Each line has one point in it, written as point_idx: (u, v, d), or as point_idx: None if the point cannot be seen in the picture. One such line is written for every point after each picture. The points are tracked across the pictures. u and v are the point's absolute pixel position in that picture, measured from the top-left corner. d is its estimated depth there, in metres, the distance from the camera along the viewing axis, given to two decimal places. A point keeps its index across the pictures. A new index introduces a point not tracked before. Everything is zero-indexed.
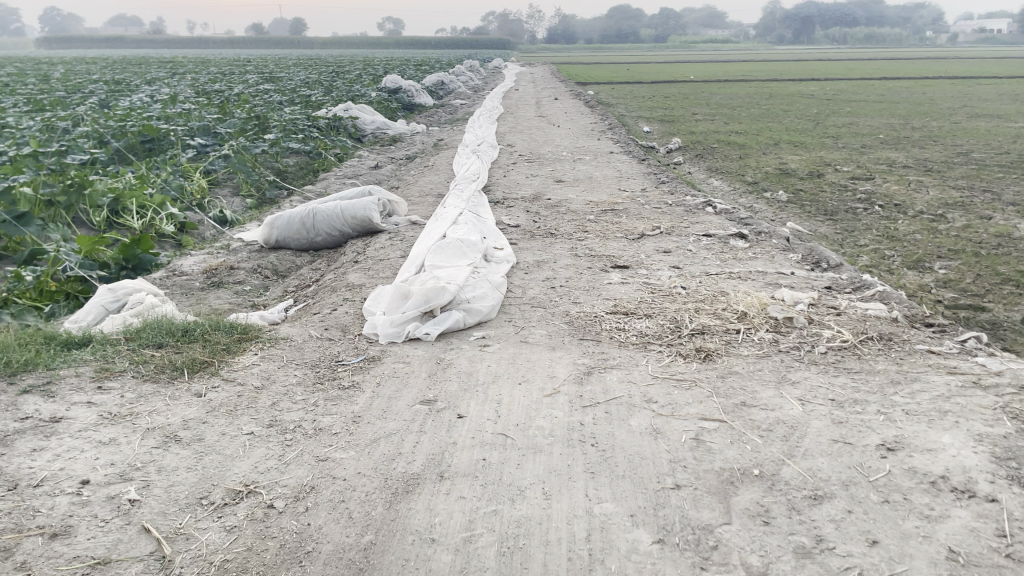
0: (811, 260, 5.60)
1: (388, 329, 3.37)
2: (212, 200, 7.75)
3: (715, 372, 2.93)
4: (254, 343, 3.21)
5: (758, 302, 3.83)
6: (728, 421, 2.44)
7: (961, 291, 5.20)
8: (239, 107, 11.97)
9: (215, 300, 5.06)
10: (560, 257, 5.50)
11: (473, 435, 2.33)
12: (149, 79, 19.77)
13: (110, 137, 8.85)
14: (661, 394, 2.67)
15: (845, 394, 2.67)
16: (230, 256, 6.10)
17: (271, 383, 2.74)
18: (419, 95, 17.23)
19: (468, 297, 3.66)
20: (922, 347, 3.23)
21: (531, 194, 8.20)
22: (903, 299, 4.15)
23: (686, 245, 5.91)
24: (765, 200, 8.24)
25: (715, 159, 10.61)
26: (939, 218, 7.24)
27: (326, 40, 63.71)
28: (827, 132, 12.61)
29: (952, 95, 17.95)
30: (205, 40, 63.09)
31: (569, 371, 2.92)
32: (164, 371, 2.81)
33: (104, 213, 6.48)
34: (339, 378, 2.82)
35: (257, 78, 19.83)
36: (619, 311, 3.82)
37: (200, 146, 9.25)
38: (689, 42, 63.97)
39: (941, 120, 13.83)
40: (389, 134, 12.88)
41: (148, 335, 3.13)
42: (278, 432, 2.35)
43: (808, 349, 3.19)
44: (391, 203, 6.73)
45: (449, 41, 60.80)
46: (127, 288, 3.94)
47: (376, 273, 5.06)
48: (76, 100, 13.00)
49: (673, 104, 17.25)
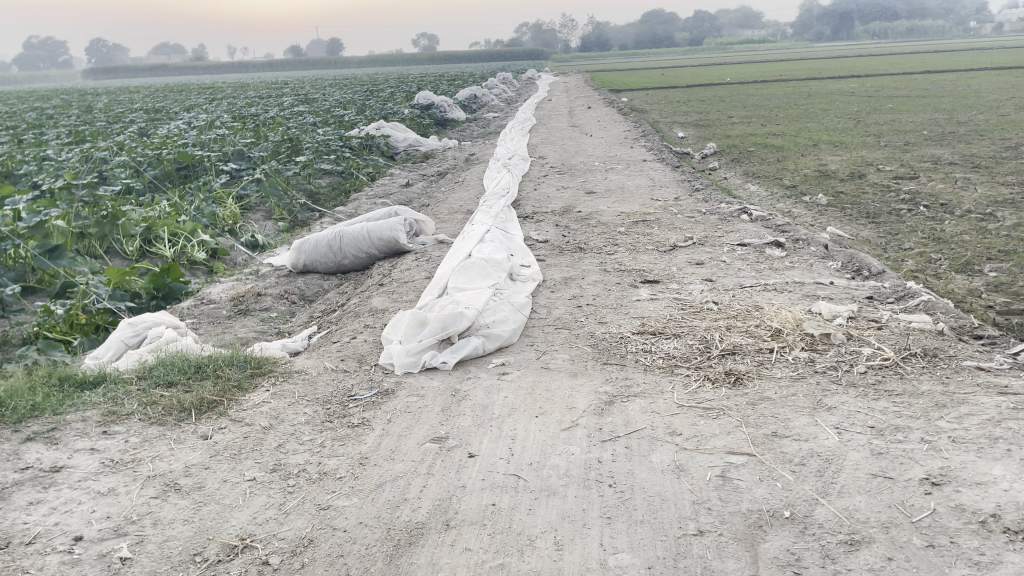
0: (852, 268, 5.37)
1: (404, 359, 3.27)
2: (244, 224, 7.76)
3: (744, 397, 2.76)
4: (267, 377, 3.13)
5: (793, 318, 3.65)
6: (758, 454, 2.27)
7: (1013, 296, 4.93)
8: (273, 129, 12.07)
9: (240, 328, 5.03)
10: (589, 273, 5.36)
11: (483, 477, 2.20)
12: (189, 105, 20.15)
13: (145, 165, 8.95)
14: (685, 424, 2.52)
15: (885, 420, 2.48)
16: (257, 282, 6.08)
17: (278, 422, 2.65)
18: (452, 110, 17.23)
19: (488, 322, 3.55)
20: (971, 363, 3.02)
21: (562, 207, 8.06)
22: (949, 309, 3.92)
23: (720, 256, 5.72)
24: (803, 204, 8.00)
25: (751, 163, 10.37)
26: (988, 217, 6.93)
27: (362, 58, 64.47)
28: (867, 130, 12.26)
29: (999, 87, 17.39)
30: (243, 64, 64.33)
31: (590, 400, 2.78)
32: (172, 413, 2.74)
33: (136, 242, 6.52)
34: (350, 414, 2.72)
35: (293, 100, 20.05)
36: (646, 331, 3.66)
37: (233, 171, 9.31)
38: (724, 43, 63.30)
39: (989, 113, 13.36)
40: (421, 150, 12.88)
41: (160, 373, 3.06)
42: (280, 478, 2.26)
43: (845, 369, 3.00)
44: (419, 222, 6.65)
45: (482, 55, 61.04)
46: (147, 322, 3.91)
47: (400, 296, 4.97)
48: (116, 129, 13.26)
49: (709, 108, 16.99)
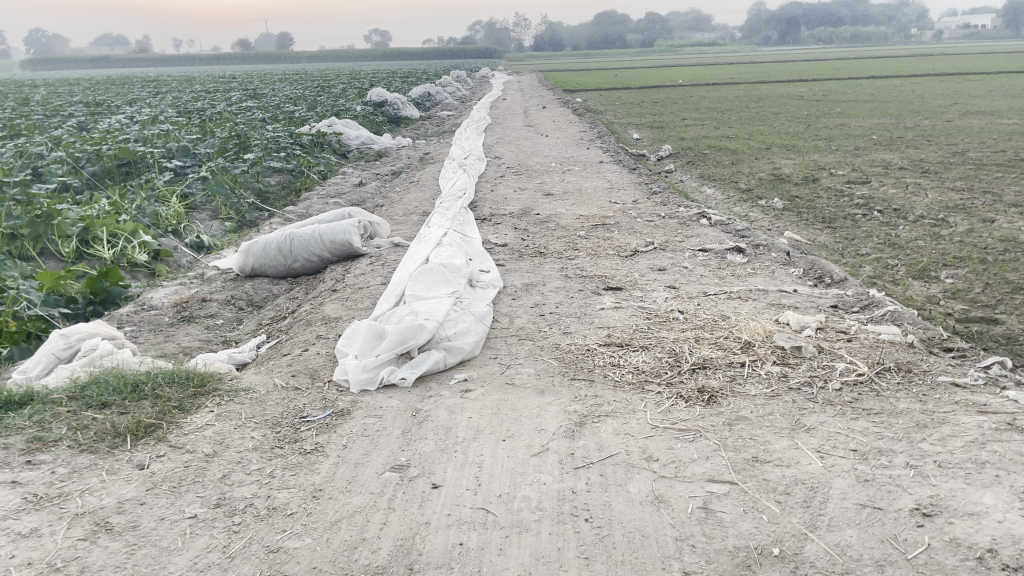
0: (814, 276, 5.32)
1: (360, 375, 3.07)
2: (188, 224, 7.43)
3: (719, 417, 2.63)
4: (212, 397, 2.91)
5: (762, 329, 3.54)
6: (740, 483, 2.15)
7: (971, 303, 4.93)
8: (220, 125, 11.67)
9: (184, 337, 4.76)
10: (550, 279, 5.22)
11: (448, 512, 2.03)
12: (131, 98, 19.49)
13: (84, 162, 8.53)
14: (662, 449, 2.37)
15: (868, 443, 2.38)
16: (202, 286, 5.79)
17: (223, 449, 2.44)
18: (406, 108, 16.95)
19: (449, 334, 3.38)
20: (945, 379, 2.95)
21: (519, 209, 7.92)
22: (916, 319, 3.87)
23: (682, 262, 5.63)
24: (760, 208, 7.99)
25: (706, 166, 10.36)
26: (941, 222, 6.99)
27: (314, 53, 63.50)
28: (819, 134, 12.39)
29: (943, 93, 17.79)
30: (188, 57, 62.74)
31: (559, 421, 2.62)
32: (104, 439, 2.51)
33: (73, 243, 6.17)
34: (302, 439, 2.52)
35: (241, 95, 19.50)
36: (613, 343, 3.53)
37: (178, 169, 8.95)
38: (675, 45, 63.89)
39: (934, 118, 13.62)
40: (375, 149, 12.61)
41: (93, 393, 2.81)
42: (225, 514, 2.06)
43: (820, 386, 2.90)
44: (373, 225, 6.43)
45: (435, 52, 60.60)
46: (81, 333, 3.64)
47: (354, 304, 4.76)
48: (54, 123, 12.68)
49: (663, 109, 17.04)
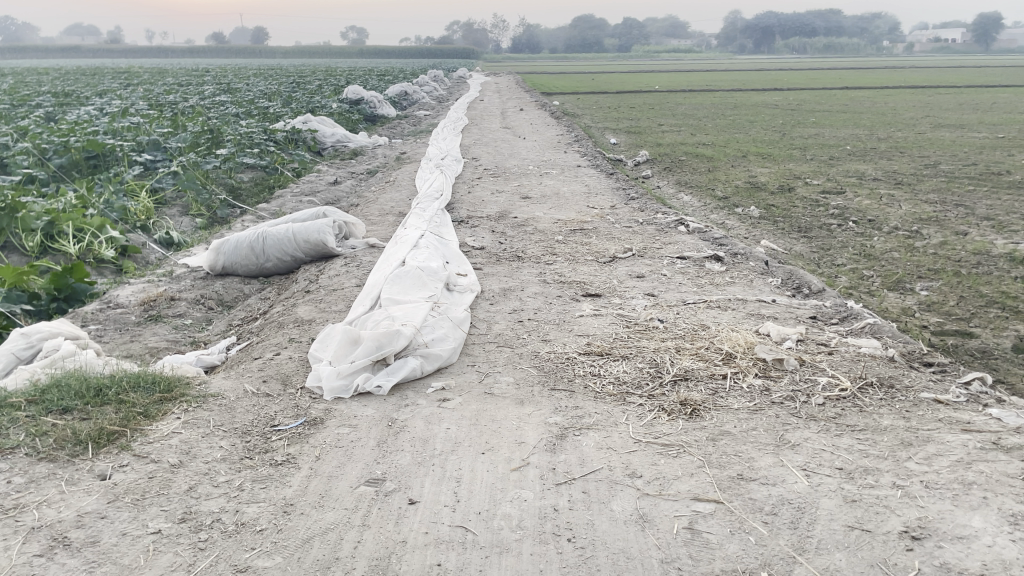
0: (792, 286, 5.31)
1: (334, 382, 2.98)
2: (158, 220, 7.27)
3: (702, 432, 2.58)
4: (180, 402, 2.81)
5: (743, 341, 3.50)
6: (726, 502, 2.10)
7: (946, 315, 4.95)
8: (193, 120, 11.46)
9: (151, 337, 4.63)
10: (528, 284, 5.15)
11: (426, 530, 1.96)
12: (100, 90, 19.08)
13: (51, 153, 8.30)
14: (645, 465, 2.32)
15: (854, 461, 2.35)
16: (171, 284, 5.65)
17: (190, 459, 2.34)
18: (382, 106, 16.83)
19: (426, 341, 3.30)
20: (927, 396, 2.93)
21: (497, 212, 7.85)
22: (895, 333, 3.86)
23: (660, 269, 5.60)
24: (736, 216, 8.00)
25: (683, 173, 10.36)
26: (915, 234, 7.04)
27: (290, 49, 62.92)
28: (794, 143, 12.47)
29: (916, 105, 18.02)
30: (161, 49, 61.90)
31: (540, 434, 2.56)
32: (64, 447, 2.39)
33: (37, 237, 5.99)
34: (273, 449, 2.43)
35: (214, 89, 19.20)
36: (593, 352, 3.47)
37: (149, 162, 8.75)
38: (652, 51, 64.21)
39: (907, 130, 13.78)
40: (350, 147, 12.47)
41: (53, 397, 2.68)
42: (191, 530, 1.96)
43: (803, 400, 2.87)
44: (349, 225, 6.31)
45: (412, 51, 60.32)
46: (43, 332, 3.52)
47: (328, 307, 4.66)
48: (21, 113, 12.37)
49: (641, 114, 17.07)
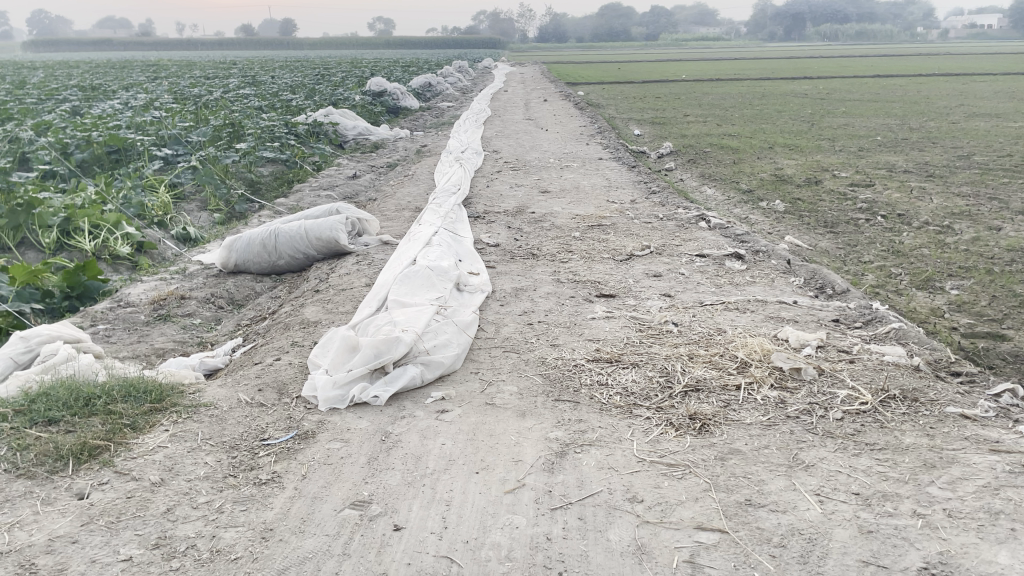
0: (815, 285, 5.12)
1: (330, 393, 2.88)
2: (175, 215, 7.22)
3: (711, 450, 2.44)
4: (171, 413, 2.73)
5: (760, 347, 3.34)
6: (731, 531, 1.97)
7: (977, 316, 4.74)
8: (215, 113, 11.44)
9: (158, 337, 4.58)
10: (541, 283, 5.03)
11: (408, 561, 1.86)
12: (129, 83, 19.16)
13: (73, 148, 8.30)
14: (648, 488, 2.19)
15: (871, 485, 2.20)
16: (183, 281, 5.59)
17: (172, 477, 2.26)
18: (405, 98, 16.73)
19: (428, 347, 3.19)
20: (953, 410, 2.76)
21: (514, 207, 7.71)
22: (922, 338, 3.68)
23: (679, 268, 5.44)
24: (760, 210, 7.79)
25: (707, 165, 10.14)
26: (946, 229, 6.79)
27: (317, 40, 63.10)
28: (822, 134, 12.17)
29: (950, 93, 17.55)
30: (191, 42, 62.32)
31: (539, 451, 2.44)
32: (45, 463, 2.33)
33: (53, 233, 5.94)
34: (259, 467, 2.34)
35: (239, 82, 19.21)
36: (602, 359, 3.33)
37: (169, 157, 8.72)
38: (680, 39, 63.40)
39: (940, 120, 13.40)
40: (372, 139, 12.39)
41: (41, 408, 2.61)
42: (163, 558, 1.88)
43: (820, 415, 2.71)
44: (362, 221, 6.21)
45: (438, 42, 60.17)
46: (42, 336, 3.45)
47: (336, 307, 4.56)
48: (47, 107, 12.45)
49: (666, 105, 16.80)
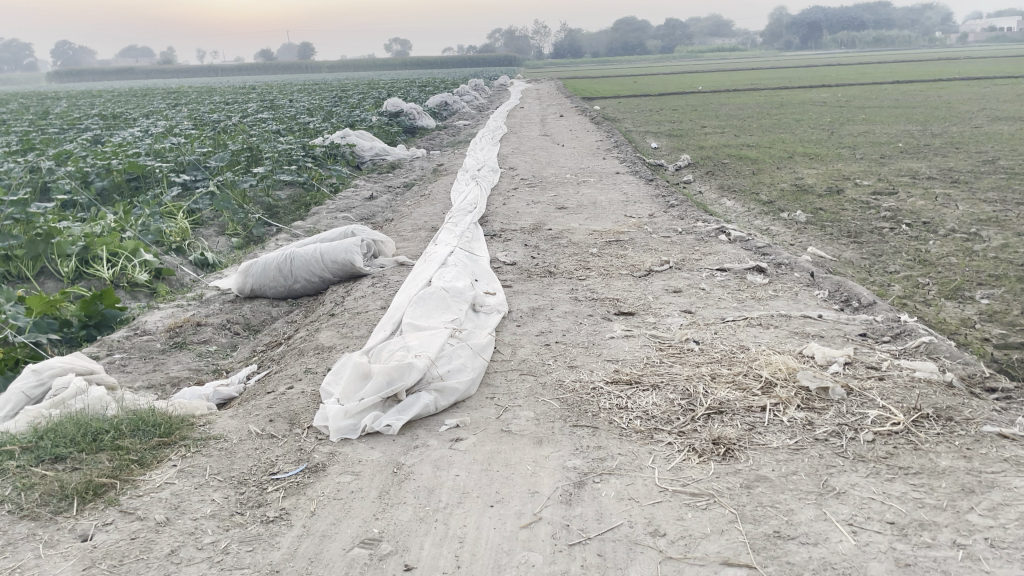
0: (840, 298, 4.99)
1: (341, 423, 2.81)
2: (193, 240, 7.22)
3: (737, 477, 2.33)
4: (181, 446, 2.68)
5: (785, 365, 3.22)
6: (760, 567, 1.87)
7: (1009, 326, 4.59)
8: (233, 138, 11.49)
9: (174, 365, 4.55)
10: (559, 302, 4.94)
11: None
12: (150, 111, 19.34)
13: (93, 176, 8.33)
14: (671, 520, 2.09)
15: (907, 513, 2.08)
16: (200, 307, 5.57)
17: (177, 515, 2.20)
18: (421, 118, 16.76)
19: (442, 372, 3.11)
20: (991, 429, 2.63)
21: (531, 224, 7.64)
22: (954, 353, 3.55)
23: (699, 283, 5.34)
24: (782, 222, 7.66)
25: (726, 177, 10.03)
26: (974, 236, 6.63)
27: (336, 62, 63.63)
28: (842, 142, 12.02)
29: (972, 98, 17.30)
30: (211, 68, 63.10)
31: (556, 481, 2.34)
32: (49, 503, 2.27)
33: (72, 262, 5.90)
34: (267, 503, 2.28)
35: (258, 107, 19.31)
36: (621, 381, 3.24)
37: (187, 182, 8.75)
38: (696, 51, 63.31)
39: (962, 125, 13.19)
40: (389, 160, 12.40)
41: (48, 444, 2.56)
42: None
43: (850, 437, 2.60)
44: (378, 243, 6.16)
45: (454, 62, 60.65)
46: (54, 368, 3.38)
47: (351, 331, 4.50)
48: (69, 137, 12.58)
49: (683, 117, 16.70)
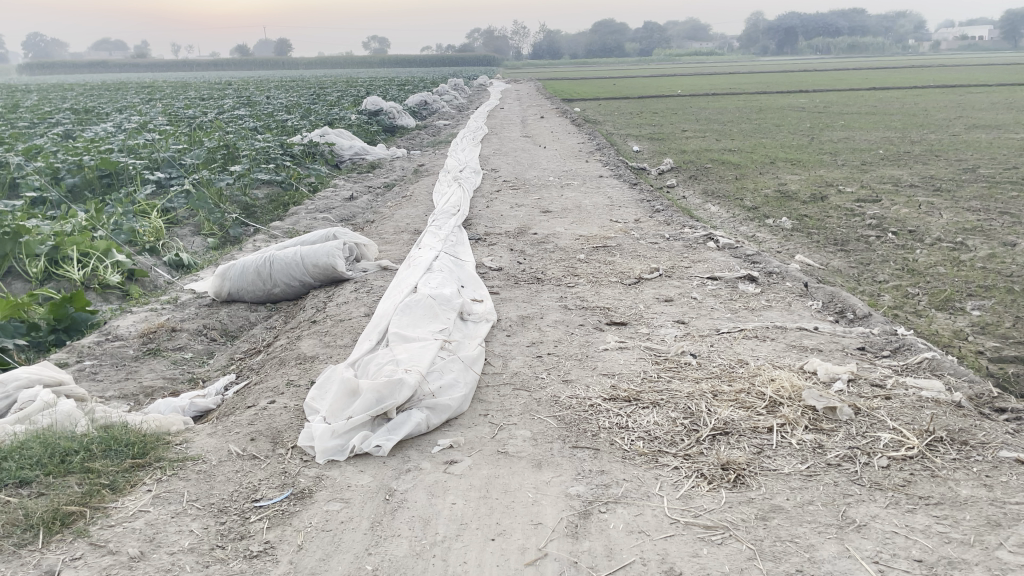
0: (833, 308, 4.90)
1: (329, 443, 2.65)
2: (168, 240, 6.99)
3: (750, 508, 2.20)
4: (157, 468, 2.51)
5: (789, 382, 3.10)
6: None
7: (1002, 339, 4.52)
8: (209, 135, 11.21)
9: (148, 373, 4.35)
10: (548, 310, 4.81)
11: None
12: (123, 106, 18.85)
13: (64, 173, 8.05)
14: (685, 557, 1.97)
15: (933, 550, 1.97)
16: (175, 311, 5.36)
17: (152, 550, 2.05)
18: (401, 117, 16.53)
19: (434, 388, 2.96)
20: (1008, 454, 2.53)
21: (515, 228, 7.51)
22: (958, 369, 3.46)
23: (690, 292, 5.23)
24: (768, 228, 7.58)
25: (710, 181, 9.95)
26: (960, 245, 6.59)
27: (312, 60, 62.98)
28: (823, 148, 12.01)
29: (948, 105, 17.43)
30: (185, 63, 62.21)
31: (559, 511, 2.21)
32: (12, 534, 2.09)
33: (41, 262, 5.64)
34: (250, 536, 2.13)
35: (234, 104, 18.91)
36: (619, 398, 3.10)
37: (162, 180, 8.49)
38: (673, 54, 63.48)
39: (940, 132, 13.26)
40: (368, 159, 12.19)
41: (13, 467, 2.37)
42: None
43: (864, 463, 2.49)
44: (360, 246, 5.98)
45: (432, 61, 60.34)
46: (20, 380, 3.18)
47: (334, 340, 4.33)
48: (38, 132, 12.20)
49: (665, 120, 16.65)
